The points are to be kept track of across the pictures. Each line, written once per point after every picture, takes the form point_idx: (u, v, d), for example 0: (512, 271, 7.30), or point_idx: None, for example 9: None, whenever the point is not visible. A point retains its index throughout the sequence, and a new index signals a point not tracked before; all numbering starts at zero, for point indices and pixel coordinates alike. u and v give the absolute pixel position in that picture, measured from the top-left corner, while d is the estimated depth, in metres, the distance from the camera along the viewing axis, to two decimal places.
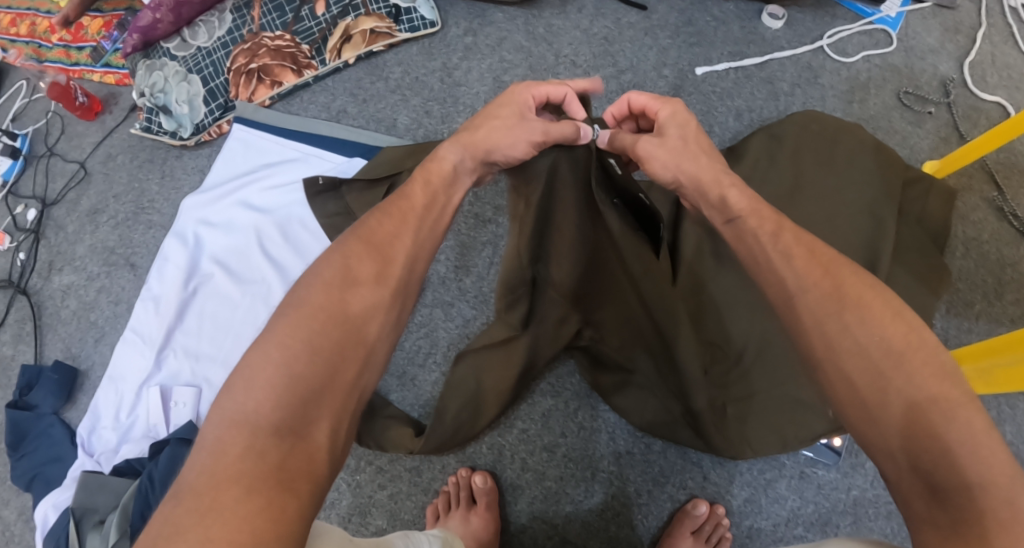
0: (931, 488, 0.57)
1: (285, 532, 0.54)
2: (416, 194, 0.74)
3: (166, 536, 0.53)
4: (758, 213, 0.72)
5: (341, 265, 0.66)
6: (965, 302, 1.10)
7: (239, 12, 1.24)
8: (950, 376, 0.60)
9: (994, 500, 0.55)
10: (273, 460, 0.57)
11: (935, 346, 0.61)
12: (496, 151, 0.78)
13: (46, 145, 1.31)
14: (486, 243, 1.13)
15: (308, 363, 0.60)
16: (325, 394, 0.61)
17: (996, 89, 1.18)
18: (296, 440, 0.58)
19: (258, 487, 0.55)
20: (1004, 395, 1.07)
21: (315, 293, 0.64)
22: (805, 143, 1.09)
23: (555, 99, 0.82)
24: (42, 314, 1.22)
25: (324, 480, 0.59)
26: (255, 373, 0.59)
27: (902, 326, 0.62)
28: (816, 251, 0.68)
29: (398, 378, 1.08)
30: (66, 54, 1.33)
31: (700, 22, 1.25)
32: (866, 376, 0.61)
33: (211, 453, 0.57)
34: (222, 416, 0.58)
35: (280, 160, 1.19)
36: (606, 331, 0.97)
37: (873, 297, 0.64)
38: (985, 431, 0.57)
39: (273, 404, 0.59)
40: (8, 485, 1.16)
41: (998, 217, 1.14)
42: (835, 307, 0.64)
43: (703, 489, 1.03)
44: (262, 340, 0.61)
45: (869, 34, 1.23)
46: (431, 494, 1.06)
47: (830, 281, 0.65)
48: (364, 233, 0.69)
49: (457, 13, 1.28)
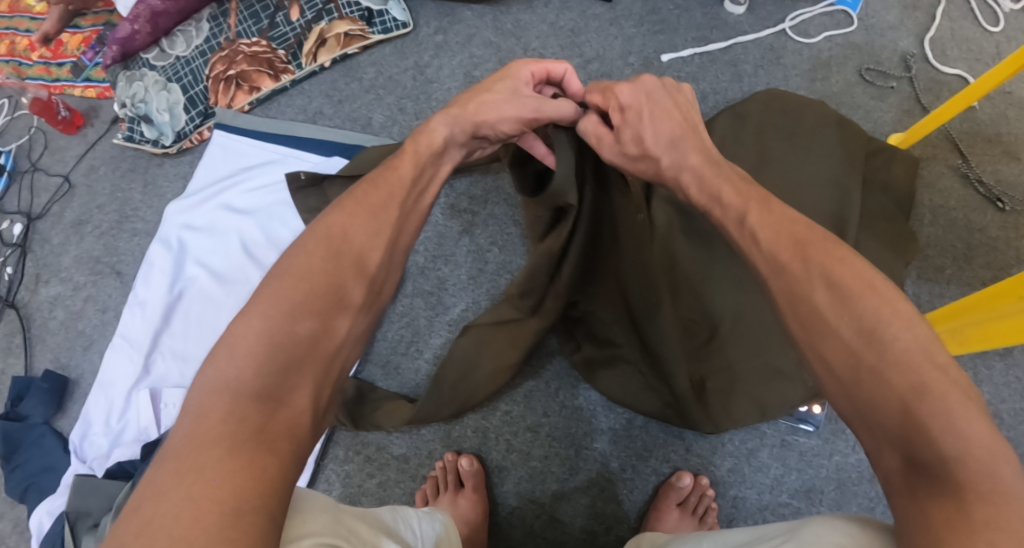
0: (908, 462, 0.55)
1: (267, 488, 0.54)
2: (403, 166, 0.77)
3: (149, 496, 0.53)
4: (720, 200, 0.73)
5: (325, 240, 0.67)
6: (935, 268, 1.12)
7: (215, 21, 1.27)
8: (924, 350, 0.57)
9: (971, 472, 0.52)
10: (254, 424, 0.57)
11: (910, 317, 0.58)
12: (485, 127, 0.83)
13: (29, 160, 1.34)
14: (463, 233, 1.15)
15: (290, 332, 0.61)
16: (306, 364, 0.62)
17: (956, 62, 1.21)
18: (278, 406, 0.59)
19: (241, 447, 0.55)
20: (979, 355, 1.08)
21: (301, 261, 0.65)
22: (769, 120, 1.12)
23: (556, 75, 0.88)
24: (31, 326, 1.24)
25: (309, 442, 0.60)
26: (236, 341, 0.60)
27: (875, 299, 0.60)
28: (787, 231, 0.66)
29: (382, 367, 1.10)
30: (46, 71, 1.37)
31: (664, 11, 1.28)
32: (842, 352, 0.59)
33: (195, 417, 0.57)
34: (204, 383, 0.59)
35: (259, 163, 1.22)
36: (598, 303, 1.00)
37: (846, 271, 0.62)
38: (962, 403, 0.54)
39: (255, 372, 0.59)
40: (2, 498, 1.17)
41: (964, 184, 1.16)
42: (806, 289, 0.63)
43: (686, 462, 1.04)
44: (244, 309, 0.62)
45: (830, 15, 1.26)
46: (419, 480, 1.07)
47: (801, 263, 0.64)
48: (355, 200, 0.71)
49: (427, 13, 1.32)
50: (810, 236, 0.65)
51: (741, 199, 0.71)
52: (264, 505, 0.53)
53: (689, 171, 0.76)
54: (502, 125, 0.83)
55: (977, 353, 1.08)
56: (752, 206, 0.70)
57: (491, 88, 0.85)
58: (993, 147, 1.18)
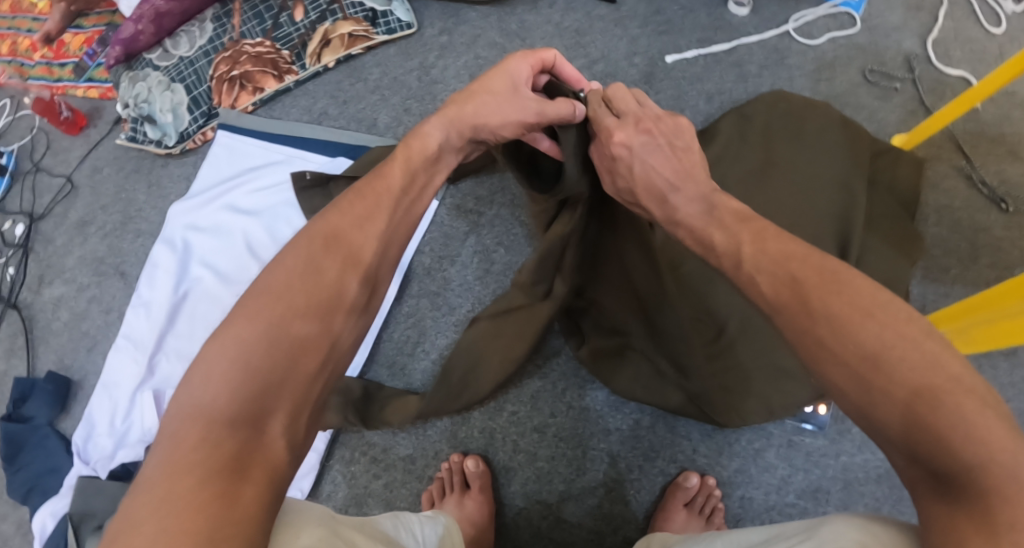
0: (931, 473, 0.55)
1: (243, 517, 0.55)
2: (393, 175, 0.76)
3: (125, 528, 0.53)
4: (710, 235, 0.73)
5: (305, 256, 0.67)
6: (940, 268, 1.12)
7: (220, 21, 1.26)
8: (930, 367, 0.57)
9: (996, 478, 0.53)
10: (227, 451, 0.57)
11: (914, 338, 0.58)
12: (483, 130, 0.82)
13: (32, 161, 1.33)
14: (469, 233, 1.15)
15: (266, 353, 0.61)
16: (285, 385, 0.61)
17: (960, 63, 1.22)
18: (254, 431, 0.59)
19: (211, 479, 0.55)
20: (986, 355, 1.08)
21: (276, 279, 0.65)
22: (773, 122, 1.12)
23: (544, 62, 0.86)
24: (34, 327, 1.23)
25: (287, 470, 0.60)
26: (210, 366, 0.60)
27: (875, 325, 0.59)
28: (782, 271, 0.65)
29: (388, 368, 1.10)
30: (49, 71, 1.37)
31: (668, 12, 1.28)
32: (846, 379, 0.59)
33: (169, 444, 0.57)
34: (180, 409, 0.59)
35: (263, 163, 1.22)
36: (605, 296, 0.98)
37: (842, 300, 0.61)
38: (979, 412, 0.55)
39: (230, 397, 0.59)
40: (5, 499, 1.16)
41: (968, 184, 1.17)
42: (808, 324, 0.62)
43: (693, 462, 1.04)
44: (220, 330, 0.62)
45: (834, 16, 1.26)
46: (425, 481, 1.06)
47: (803, 310, 0.63)
48: (341, 209, 0.71)
49: (432, 14, 1.32)
50: (804, 273, 0.64)
51: (736, 227, 0.71)
52: (240, 533, 0.54)
53: (683, 194, 0.77)
54: (503, 128, 0.82)
55: (983, 353, 1.08)
56: (745, 247, 0.69)
57: (487, 86, 0.83)
58: (997, 147, 1.18)
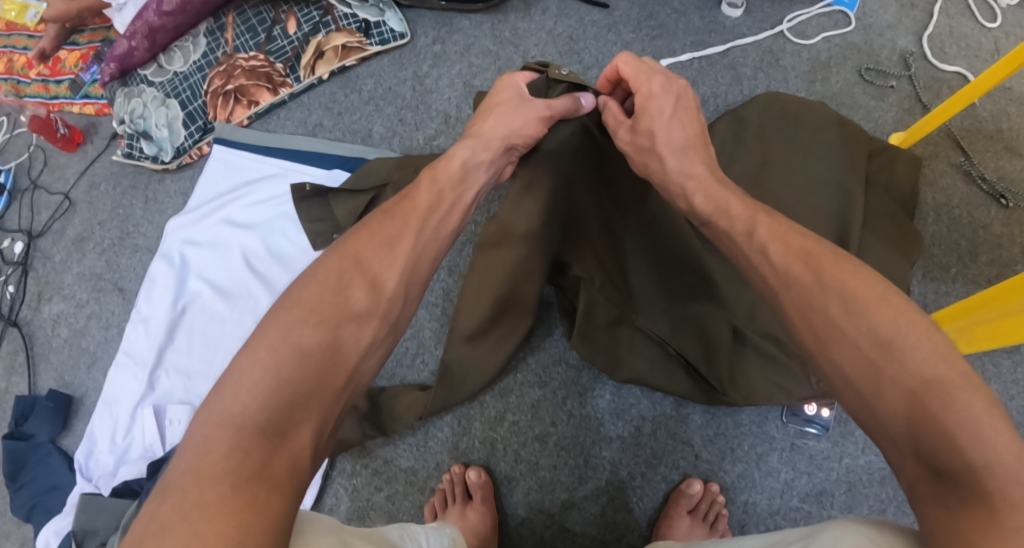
0: (932, 470, 0.55)
1: (272, 522, 0.54)
2: (420, 196, 0.77)
3: (152, 534, 0.53)
4: (727, 212, 0.75)
5: (336, 272, 0.67)
6: (940, 266, 1.12)
7: (213, 36, 1.27)
8: (944, 357, 0.58)
9: (1002, 480, 0.53)
10: (257, 461, 0.57)
11: (926, 328, 0.59)
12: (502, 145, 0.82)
13: (29, 178, 1.33)
14: (464, 243, 1.15)
15: (296, 366, 0.61)
16: (313, 397, 0.61)
17: (955, 59, 1.21)
18: (282, 441, 0.58)
19: (245, 484, 0.55)
20: (988, 353, 1.08)
21: (309, 293, 0.65)
22: (769, 123, 1.11)
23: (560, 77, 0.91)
24: (34, 344, 1.24)
25: (307, 475, 0.59)
26: (244, 375, 0.60)
27: (890, 311, 0.61)
28: (795, 245, 0.68)
29: (388, 380, 1.10)
30: (45, 88, 1.37)
31: (661, 15, 1.28)
32: (857, 361, 0.60)
33: (197, 452, 0.57)
34: (208, 416, 0.59)
35: (259, 177, 1.21)
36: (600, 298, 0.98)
37: (857, 283, 0.63)
38: (986, 411, 0.55)
39: (259, 406, 0.59)
40: (8, 518, 1.16)
41: (967, 181, 1.16)
42: (819, 300, 0.64)
43: (695, 468, 1.03)
44: (251, 342, 0.62)
45: (827, 15, 1.25)
46: (428, 492, 1.06)
47: (811, 275, 0.65)
48: (367, 233, 0.72)
49: (425, 23, 1.32)
50: (818, 248, 0.67)
51: (746, 211, 0.74)
52: (269, 541, 0.53)
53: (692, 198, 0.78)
54: (525, 127, 0.84)
55: (985, 351, 1.07)
56: (758, 220, 0.72)
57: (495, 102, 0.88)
58: (994, 143, 1.18)
